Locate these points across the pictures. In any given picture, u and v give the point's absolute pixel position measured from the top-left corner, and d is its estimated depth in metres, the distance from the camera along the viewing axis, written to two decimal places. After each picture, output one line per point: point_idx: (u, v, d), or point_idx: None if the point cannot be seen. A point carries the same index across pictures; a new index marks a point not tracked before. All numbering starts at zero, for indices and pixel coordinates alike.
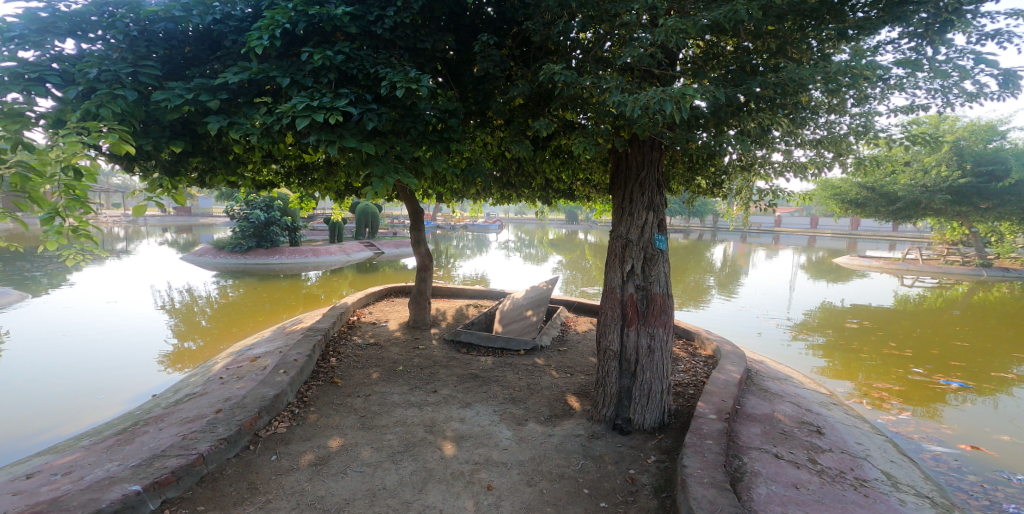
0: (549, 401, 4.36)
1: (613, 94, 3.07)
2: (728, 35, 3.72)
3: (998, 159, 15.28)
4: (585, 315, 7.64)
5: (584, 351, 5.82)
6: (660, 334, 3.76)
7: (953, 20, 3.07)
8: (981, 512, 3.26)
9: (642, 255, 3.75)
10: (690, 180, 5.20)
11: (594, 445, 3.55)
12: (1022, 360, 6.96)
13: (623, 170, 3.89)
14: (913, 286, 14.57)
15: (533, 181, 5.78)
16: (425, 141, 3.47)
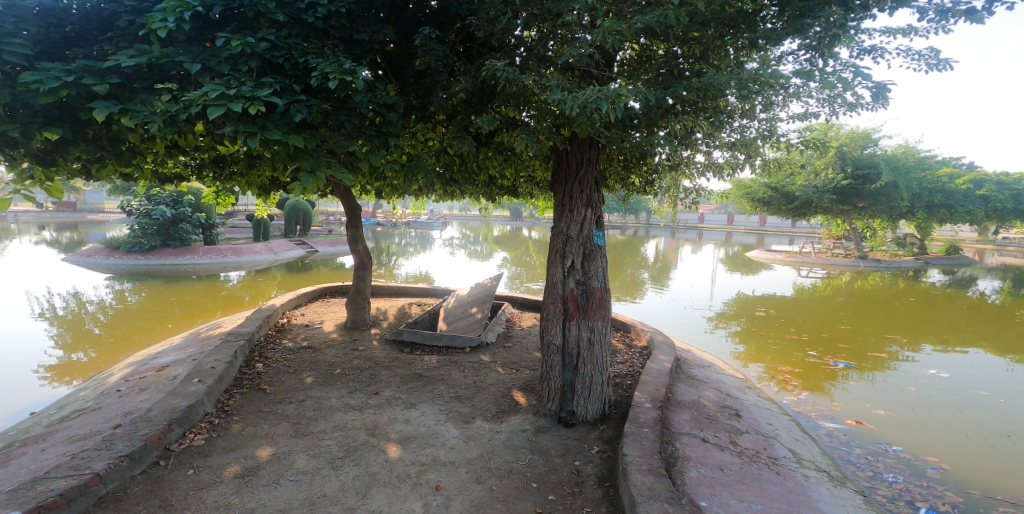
0: (495, 398, 4.38)
1: (553, 93, 3.13)
2: (660, 40, 3.94)
3: (871, 164, 17.41)
4: (529, 311, 7.74)
5: (528, 347, 5.90)
6: (600, 328, 3.90)
7: (840, 34, 3.45)
8: (865, 482, 3.67)
9: (581, 250, 3.86)
10: (625, 178, 5.43)
11: (540, 440, 3.62)
12: (892, 340, 8.05)
13: (564, 168, 3.99)
14: (808, 277, 16.28)
15: (476, 178, 5.76)
16: (362, 135, 3.33)
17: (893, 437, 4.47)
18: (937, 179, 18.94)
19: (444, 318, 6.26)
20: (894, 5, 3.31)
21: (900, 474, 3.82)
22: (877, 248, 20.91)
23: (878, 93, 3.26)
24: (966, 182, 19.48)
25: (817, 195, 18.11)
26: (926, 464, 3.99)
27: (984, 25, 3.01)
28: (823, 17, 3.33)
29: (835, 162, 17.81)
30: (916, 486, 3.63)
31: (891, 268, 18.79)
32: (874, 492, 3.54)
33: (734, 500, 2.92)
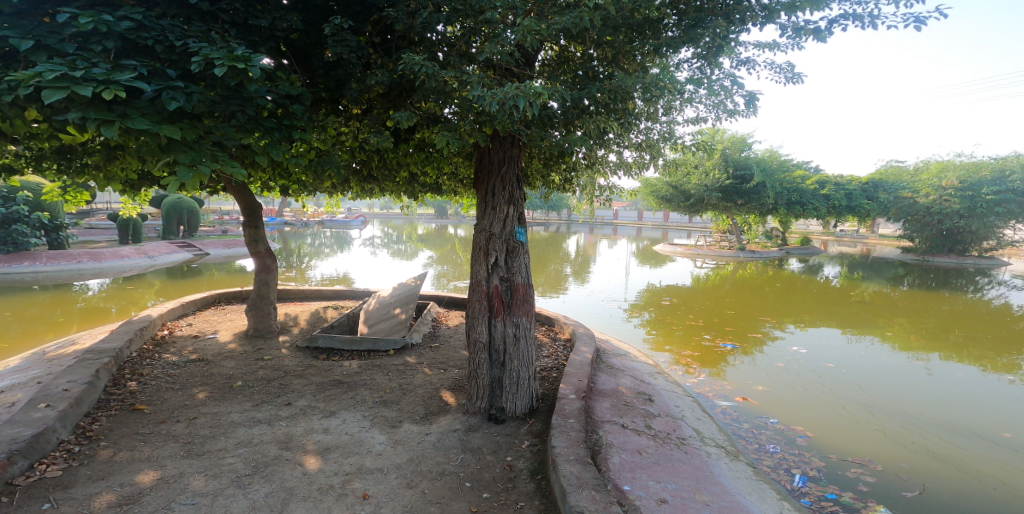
0: (422, 399, 4.27)
1: (473, 89, 3.12)
2: (577, 42, 4.12)
3: (746, 166, 19.76)
4: (456, 310, 7.65)
5: (455, 346, 5.83)
6: (524, 323, 3.96)
7: (723, 46, 3.90)
8: (753, 453, 4.14)
9: (505, 247, 3.89)
10: (545, 176, 5.58)
11: (471, 438, 3.60)
12: (767, 321, 9.26)
13: (485, 166, 4.00)
14: (703, 267, 18.10)
15: (396, 175, 5.55)
16: (259, 128, 3.02)
17: (771, 411, 5.08)
18: (795, 179, 22.13)
19: (365, 321, 5.94)
20: (763, 20, 3.80)
21: (779, 444, 4.34)
22: (753, 240, 23.91)
23: (751, 101, 3.83)
24: (815, 183, 23.01)
25: (706, 193, 20.13)
26: (796, 433, 4.58)
27: (825, 44, 3.63)
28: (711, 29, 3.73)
29: (720, 163, 19.88)
30: (791, 454, 4.14)
31: (763, 257, 21.59)
32: (760, 463, 3.98)
33: (652, 482, 3.15)
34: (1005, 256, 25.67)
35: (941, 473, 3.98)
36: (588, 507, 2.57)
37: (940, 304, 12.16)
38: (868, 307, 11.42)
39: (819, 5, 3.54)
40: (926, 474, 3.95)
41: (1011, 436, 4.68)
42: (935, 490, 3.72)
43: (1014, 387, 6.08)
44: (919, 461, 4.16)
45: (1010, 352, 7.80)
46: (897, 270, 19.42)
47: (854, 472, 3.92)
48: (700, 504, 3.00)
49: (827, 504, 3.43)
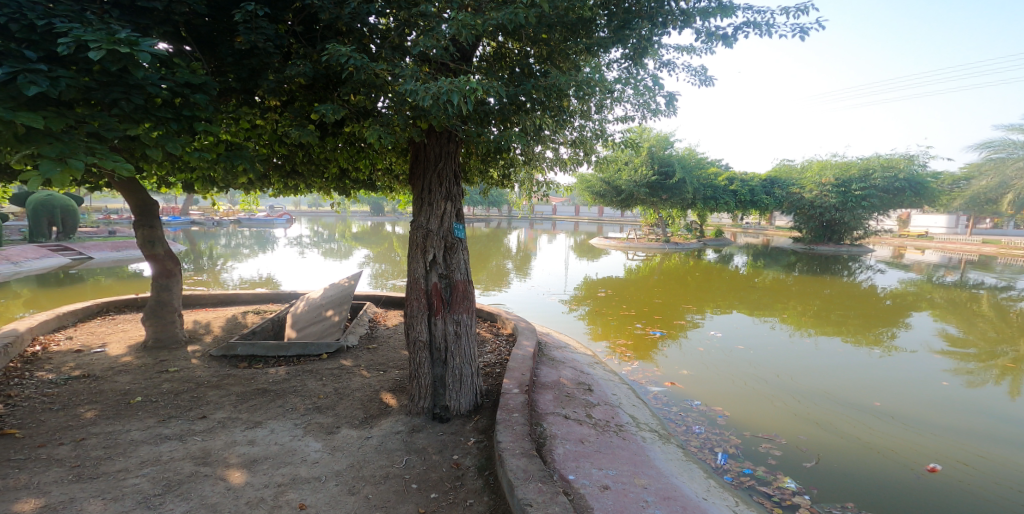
0: (360, 403, 4.07)
1: (405, 83, 2.97)
2: (514, 38, 4.11)
3: (668, 163, 21.03)
4: (393, 310, 7.38)
5: (394, 346, 5.62)
6: (465, 320, 3.89)
7: (647, 48, 4.10)
8: (682, 434, 4.41)
9: (443, 244, 3.78)
10: (483, 172, 5.53)
11: (414, 439, 3.50)
12: (690, 309, 9.97)
13: (421, 161, 3.86)
14: (634, 259, 19.04)
15: (324, 170, 5.19)
16: (152, 117, 2.68)
17: (695, 394, 5.44)
18: (710, 177, 23.95)
19: (293, 324, 5.50)
20: (681, 24, 4.02)
21: (703, 425, 4.63)
22: (676, 232, 25.56)
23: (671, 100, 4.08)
24: (725, 180, 25.13)
25: (635, 189, 21.14)
26: (716, 413, 4.91)
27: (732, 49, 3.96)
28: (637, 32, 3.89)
29: (647, 160, 20.93)
30: (714, 434, 4.43)
31: (685, 248, 23.17)
32: (688, 444, 4.22)
33: (595, 470, 3.25)
34: (874, 243, 29.89)
35: (832, 443, 4.36)
36: (535, 499, 2.59)
37: (824, 287, 13.91)
38: (769, 292, 12.73)
39: (728, 12, 3.83)
40: (820, 444, 4.31)
41: (881, 405, 5.30)
42: (828, 458, 4.05)
43: (884, 360, 7.04)
44: (814, 433, 4.53)
45: (879, 328, 9.06)
46: (791, 258, 21.84)
47: (765, 447, 4.21)
48: (639, 487, 3.12)
49: (746, 479, 3.69)
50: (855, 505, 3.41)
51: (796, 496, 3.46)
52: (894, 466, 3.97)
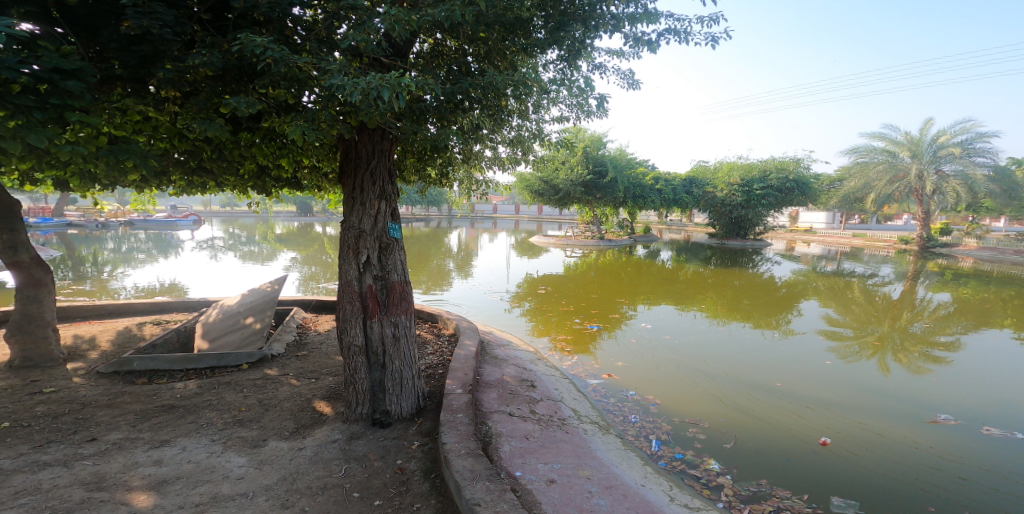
0: (290, 413, 3.82)
1: (332, 77, 2.77)
2: (451, 35, 4.02)
3: (601, 162, 21.81)
4: (324, 315, 7.01)
5: (326, 352, 5.35)
6: (403, 322, 3.76)
7: (580, 51, 4.23)
8: (620, 424, 4.61)
9: (377, 244, 3.64)
10: (420, 170, 5.40)
11: (353, 447, 3.35)
12: (623, 303, 10.46)
13: (352, 159, 3.67)
14: (571, 256, 19.61)
15: (240, 168, 4.78)
16: (8, 106, 2.34)
17: (630, 384, 5.70)
18: (639, 176, 25.20)
19: (205, 334, 4.96)
20: (611, 28, 4.18)
21: (638, 414, 4.87)
22: (609, 230, 26.65)
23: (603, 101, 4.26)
24: (652, 179, 26.58)
25: (571, 187, 21.71)
26: (649, 402, 5.19)
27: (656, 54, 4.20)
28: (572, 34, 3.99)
29: (582, 160, 21.58)
30: (648, 422, 4.68)
31: (617, 245, 24.23)
32: (626, 433, 4.43)
33: (540, 464, 3.31)
34: (773, 238, 33.28)
35: (747, 424, 4.75)
36: (483, 498, 2.58)
37: (735, 279, 15.22)
38: (690, 284, 13.71)
39: (653, 19, 4.04)
40: (737, 426, 4.68)
41: (783, 386, 5.87)
42: (744, 438, 4.42)
43: (786, 344, 7.83)
44: (732, 416, 4.92)
45: (781, 314, 10.11)
46: (708, 252, 23.65)
47: (691, 432, 4.51)
48: (583, 479, 3.22)
49: (677, 463, 3.93)
50: (769, 481, 3.72)
51: (719, 476, 3.74)
52: (797, 442, 4.40)
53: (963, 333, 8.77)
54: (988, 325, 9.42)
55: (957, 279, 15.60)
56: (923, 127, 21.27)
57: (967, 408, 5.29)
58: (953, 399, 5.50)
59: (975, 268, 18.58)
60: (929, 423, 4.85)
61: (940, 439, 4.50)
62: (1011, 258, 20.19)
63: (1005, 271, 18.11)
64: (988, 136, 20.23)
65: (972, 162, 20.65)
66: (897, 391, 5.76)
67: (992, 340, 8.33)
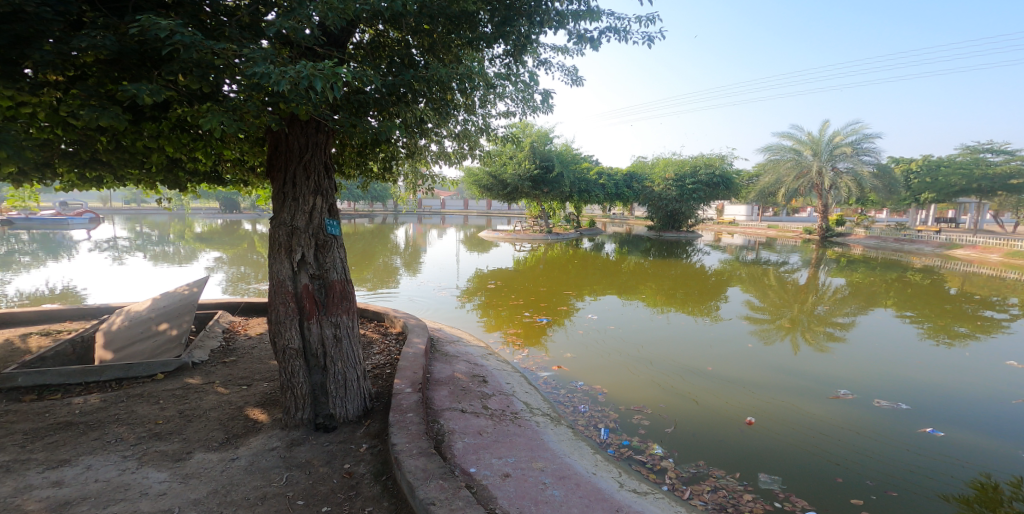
0: (218, 423, 3.56)
1: (256, 65, 2.56)
2: (393, 26, 3.87)
3: (547, 158, 22.07)
4: (255, 317, 6.59)
5: (259, 357, 5.04)
6: (344, 322, 3.61)
7: (526, 45, 4.23)
8: (570, 415, 4.72)
9: (313, 242, 3.46)
10: (361, 164, 5.18)
11: (294, 454, 3.19)
12: (571, 295, 10.70)
13: (283, 152, 3.43)
14: (520, 250, 19.76)
15: (147, 163, 4.34)
16: None
17: (578, 375, 5.85)
18: (584, 171, 25.80)
19: (108, 344, 4.51)
20: (556, 25, 4.20)
21: (588, 404, 5.02)
22: (556, 224, 27.13)
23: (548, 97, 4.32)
24: (597, 174, 27.26)
25: (519, 182, 21.84)
26: (597, 392, 5.35)
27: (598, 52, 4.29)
28: (518, 30, 3.97)
29: (530, 155, 21.73)
30: (596, 411, 4.83)
31: (565, 238, 24.69)
32: (576, 423, 4.55)
33: (494, 459, 3.34)
34: (706, 230, 35.42)
35: (684, 408, 5.02)
36: (437, 497, 2.55)
37: (673, 269, 16.05)
38: (632, 275, 14.27)
39: (596, 17, 4.12)
40: (676, 411, 4.94)
41: (714, 369, 6.26)
42: (683, 422, 4.68)
43: (717, 329, 8.35)
44: (671, 401, 5.18)
45: (713, 302, 10.78)
46: (648, 244, 24.73)
47: (636, 418, 4.71)
48: (537, 471, 3.28)
49: (625, 450, 4.10)
50: (705, 461, 3.96)
51: (663, 460, 3.94)
52: (728, 423, 4.71)
53: (857, 313, 9.82)
54: (878, 305, 10.61)
55: (851, 265, 17.48)
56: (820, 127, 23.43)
57: (862, 382, 5.90)
58: (854, 375, 6.11)
59: (864, 255, 20.92)
60: (832, 399, 5.37)
61: (844, 413, 4.99)
62: (892, 244, 22.86)
63: (887, 256, 20.50)
64: (871, 137, 22.70)
65: (860, 160, 23.11)
66: (807, 370, 6.32)
67: (880, 318, 9.42)
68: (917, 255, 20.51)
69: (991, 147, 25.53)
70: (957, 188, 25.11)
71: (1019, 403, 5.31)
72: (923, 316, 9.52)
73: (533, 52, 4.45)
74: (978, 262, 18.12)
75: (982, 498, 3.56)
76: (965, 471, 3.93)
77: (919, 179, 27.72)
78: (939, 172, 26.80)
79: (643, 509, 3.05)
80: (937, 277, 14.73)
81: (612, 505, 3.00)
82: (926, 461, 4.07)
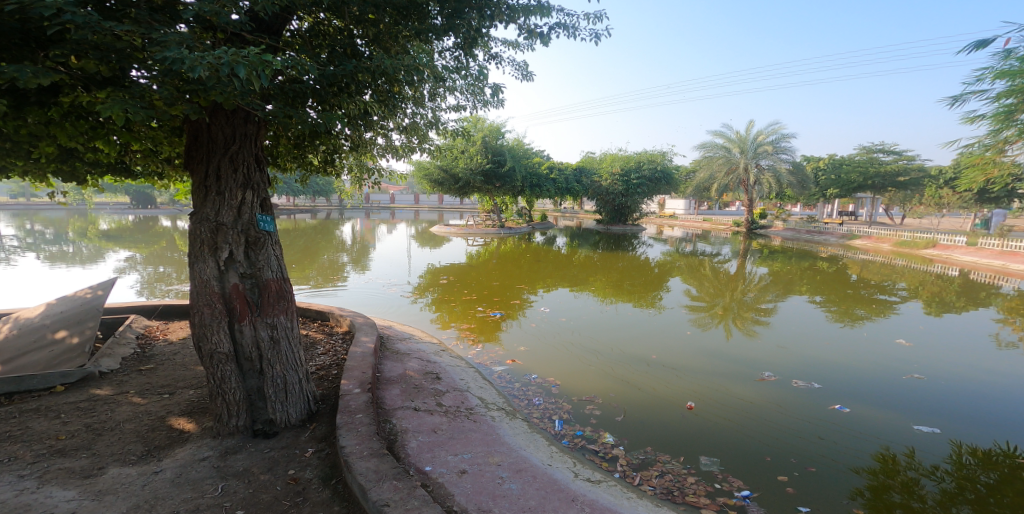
0: (136, 435, 3.29)
1: (166, 49, 2.35)
2: (332, 14, 3.69)
3: (500, 152, 22.03)
4: (178, 321, 6.14)
5: (182, 363, 4.70)
6: (281, 323, 3.44)
7: (476, 38, 4.21)
8: (524, 408, 4.78)
9: (243, 239, 3.26)
10: (299, 157, 4.94)
11: (229, 463, 3.02)
12: (523, 288, 10.81)
13: (204, 143, 3.19)
14: (473, 245, 19.68)
15: (36, 155, 3.87)
16: None
17: (532, 367, 5.94)
18: (535, 166, 26.02)
19: None
20: (506, 20, 4.11)
21: (542, 396, 5.10)
22: (509, 218, 27.28)
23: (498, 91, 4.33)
24: (547, 169, 27.52)
25: (471, 177, 21.69)
26: (551, 384, 5.45)
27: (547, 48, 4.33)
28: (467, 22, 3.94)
29: (481, 149, 21.58)
30: (550, 403, 4.92)
31: (517, 233, 24.85)
32: (531, 416, 4.61)
33: (450, 456, 3.33)
34: (649, 223, 36.90)
35: (632, 396, 5.24)
36: (391, 498, 2.50)
37: (621, 261, 16.60)
38: (583, 268, 14.62)
39: (545, 12, 4.15)
40: (625, 399, 5.13)
41: (658, 357, 6.55)
42: (631, 410, 4.87)
43: (660, 318, 8.74)
44: (620, 390, 5.38)
45: (657, 292, 11.29)
46: (597, 237, 25.44)
47: (589, 408, 4.85)
48: (493, 465, 3.30)
49: (578, 440, 4.21)
50: (652, 448, 4.14)
51: (614, 448, 4.09)
52: (671, 409, 4.97)
53: (777, 300, 10.62)
54: (795, 291, 11.54)
55: (772, 254, 18.88)
56: (746, 126, 24.93)
57: (786, 364, 6.39)
58: (779, 358, 6.60)
59: (784, 245, 22.63)
60: (761, 381, 5.78)
61: (771, 395, 5.39)
62: (805, 235, 24.85)
63: (801, 246, 22.38)
64: (787, 137, 24.44)
65: (779, 157, 24.81)
66: (739, 354, 6.77)
67: (796, 303, 10.24)
68: (825, 245, 22.48)
69: (882, 147, 28.47)
70: (855, 184, 27.72)
71: (908, 378, 5.96)
72: (830, 301, 10.45)
73: (483, 45, 4.43)
74: (873, 251, 20.19)
75: (883, 468, 3.96)
76: (870, 444, 4.36)
77: (825, 175, 30.24)
78: (840, 169, 29.44)
79: (597, 497, 3.16)
80: (841, 265, 16.23)
81: (568, 494, 3.08)
82: (840, 436, 4.48)
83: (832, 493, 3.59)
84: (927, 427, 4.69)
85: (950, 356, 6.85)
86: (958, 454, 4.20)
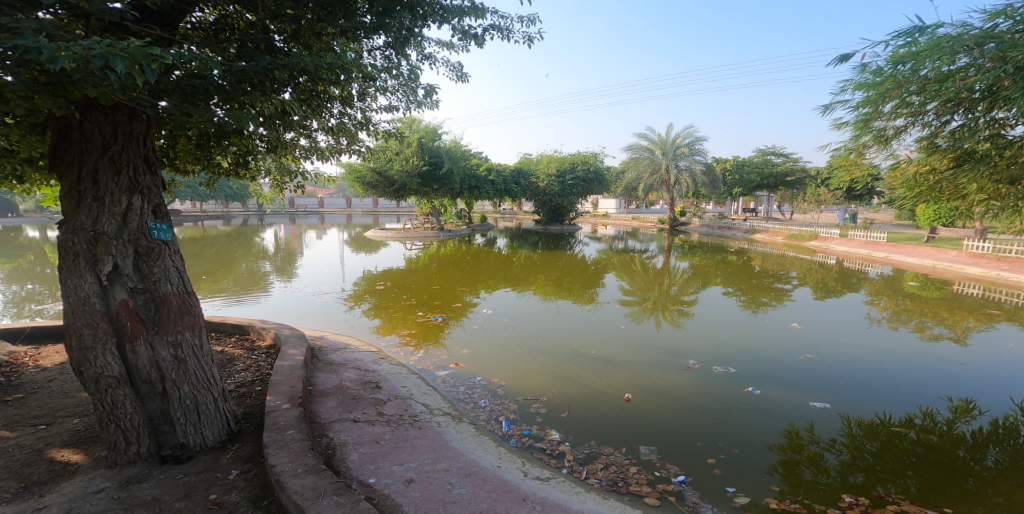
0: (7, 472, 2.88)
1: (20, 38, 2.06)
2: (242, 5, 3.44)
3: (435, 153, 21.71)
4: (52, 345, 5.42)
5: (64, 390, 4.17)
6: (186, 340, 3.17)
7: (409, 39, 4.14)
8: (469, 411, 4.77)
9: (131, 249, 2.96)
10: (203, 158, 4.56)
11: (133, 493, 2.73)
12: (464, 291, 10.73)
13: (75, 141, 2.85)
14: (410, 248, 19.27)
15: None
16: None
17: (474, 370, 5.92)
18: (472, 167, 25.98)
19: None
20: (439, 19, 4.11)
21: (487, 398, 5.10)
22: (446, 220, 26.96)
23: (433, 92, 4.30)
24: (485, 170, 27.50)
25: (407, 179, 21.16)
26: (495, 385, 5.47)
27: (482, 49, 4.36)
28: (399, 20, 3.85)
29: (417, 151, 21.18)
30: (496, 405, 4.94)
31: (455, 235, 24.67)
32: (478, 419, 4.60)
33: (396, 466, 3.24)
34: (583, 222, 38.10)
35: (571, 392, 5.39)
36: None
37: (558, 260, 17.06)
38: (522, 268, 14.81)
39: (479, 14, 4.17)
40: (565, 395, 5.27)
41: (594, 352, 6.79)
42: (570, 406, 4.99)
43: (595, 314, 9.05)
44: (560, 386, 5.51)
45: (592, 289, 11.70)
46: (534, 237, 25.92)
47: (534, 407, 4.93)
48: (441, 472, 3.26)
49: (525, 440, 4.26)
50: (596, 441, 4.29)
51: (559, 445, 4.18)
52: (608, 402, 5.17)
53: (698, 291, 11.43)
54: (712, 283, 12.48)
55: (692, 250, 20.24)
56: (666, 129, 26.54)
57: (705, 352, 6.87)
58: (699, 347, 7.09)
59: (701, 241, 24.37)
60: (684, 370, 6.18)
61: (693, 382, 5.78)
62: (718, 231, 26.85)
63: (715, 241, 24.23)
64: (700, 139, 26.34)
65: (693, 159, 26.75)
66: (666, 345, 7.18)
67: (713, 294, 11.05)
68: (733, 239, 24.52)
69: (775, 150, 31.72)
70: (755, 183, 30.50)
71: (804, 358, 6.65)
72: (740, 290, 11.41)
73: (416, 45, 4.37)
74: (769, 243, 22.38)
75: (792, 444, 4.38)
76: (779, 423, 4.81)
77: (732, 175, 33.02)
78: (742, 170, 32.27)
79: (546, 494, 3.22)
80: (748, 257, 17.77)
81: (518, 494, 3.11)
82: (754, 418, 4.90)
83: (753, 472, 3.91)
84: (820, 403, 5.24)
85: (837, 335, 7.75)
86: (848, 426, 4.74)
